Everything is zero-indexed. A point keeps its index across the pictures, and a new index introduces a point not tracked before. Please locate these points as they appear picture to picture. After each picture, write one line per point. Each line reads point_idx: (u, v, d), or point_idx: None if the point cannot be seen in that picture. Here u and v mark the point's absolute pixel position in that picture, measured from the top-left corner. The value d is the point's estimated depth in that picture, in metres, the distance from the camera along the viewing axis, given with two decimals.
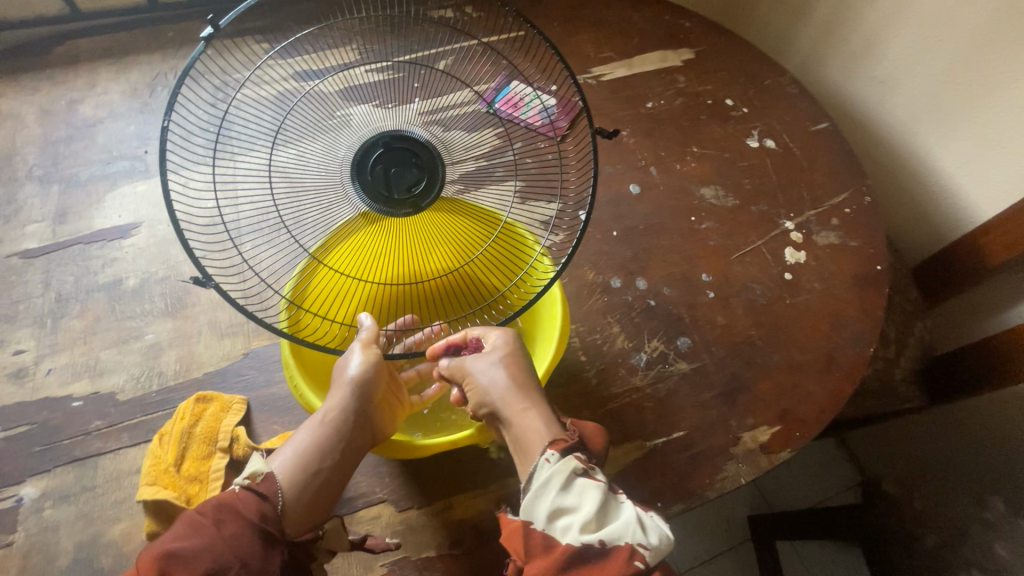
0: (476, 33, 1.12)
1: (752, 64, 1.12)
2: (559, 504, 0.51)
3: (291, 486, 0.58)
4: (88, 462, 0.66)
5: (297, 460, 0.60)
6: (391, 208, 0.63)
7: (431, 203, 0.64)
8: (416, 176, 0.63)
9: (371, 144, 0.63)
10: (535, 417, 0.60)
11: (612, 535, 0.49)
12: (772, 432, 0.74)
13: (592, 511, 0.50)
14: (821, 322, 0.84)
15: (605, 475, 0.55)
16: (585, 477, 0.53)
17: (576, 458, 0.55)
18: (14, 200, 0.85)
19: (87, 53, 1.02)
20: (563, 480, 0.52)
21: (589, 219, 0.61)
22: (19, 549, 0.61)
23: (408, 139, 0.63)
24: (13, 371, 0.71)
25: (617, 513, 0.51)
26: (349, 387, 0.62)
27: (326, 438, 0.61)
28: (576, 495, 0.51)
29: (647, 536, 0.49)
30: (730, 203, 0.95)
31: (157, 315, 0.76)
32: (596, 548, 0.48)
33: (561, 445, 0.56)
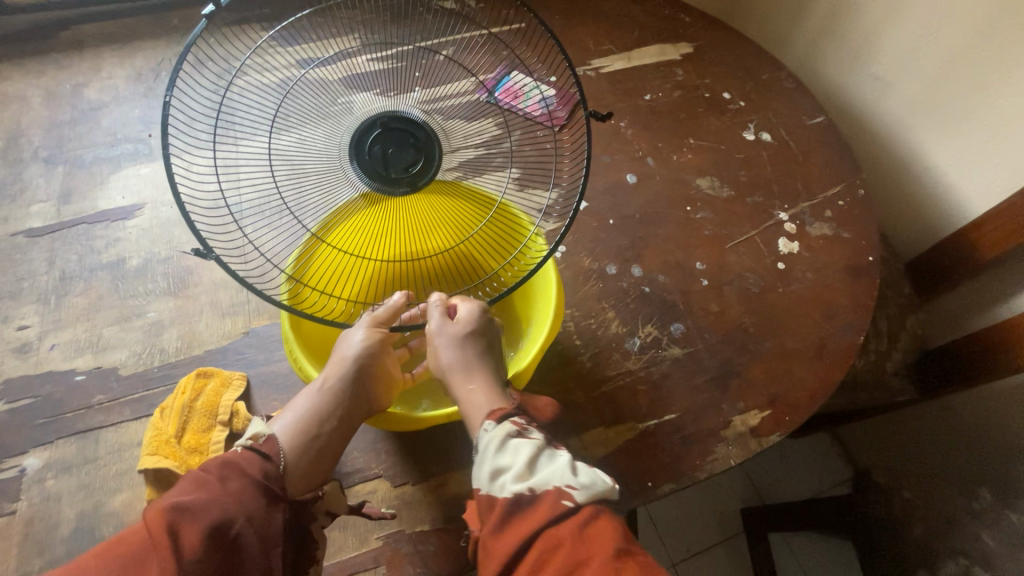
0: (477, 24, 1.13)
1: (750, 59, 1.13)
2: (496, 463, 0.55)
3: (294, 448, 0.60)
4: (90, 435, 0.67)
5: (298, 424, 0.61)
6: (389, 188, 0.64)
7: (428, 182, 0.65)
8: (414, 158, 0.64)
9: (368, 126, 0.63)
10: (479, 392, 0.63)
11: (540, 482, 0.52)
12: (762, 417, 0.76)
13: (523, 465, 0.54)
14: (813, 310, 0.85)
15: (542, 434, 0.58)
16: (519, 438, 0.56)
17: (512, 423, 0.58)
18: (19, 180, 0.86)
19: (93, 38, 1.03)
20: (497, 442, 0.56)
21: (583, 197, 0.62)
22: (23, 516, 0.62)
23: (405, 120, 0.64)
24: (18, 345, 0.73)
25: (550, 464, 0.54)
26: (353, 357, 0.64)
27: (328, 407, 0.63)
28: (509, 453, 0.55)
29: (576, 479, 0.52)
30: (726, 193, 0.97)
31: (159, 293, 0.78)
32: (525, 496, 0.52)
33: (500, 413, 0.59)
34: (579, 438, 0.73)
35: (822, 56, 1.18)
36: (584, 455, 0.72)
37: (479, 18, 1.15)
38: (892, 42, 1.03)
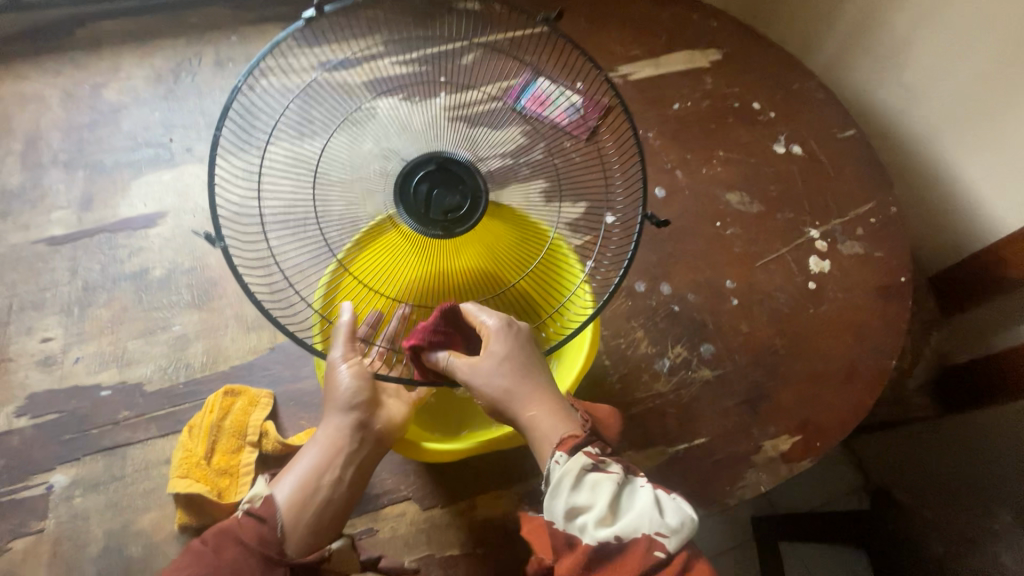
0: (500, 27, 1.10)
1: (778, 67, 1.10)
2: (573, 503, 0.51)
3: (295, 506, 0.58)
4: (117, 452, 0.66)
5: (298, 480, 0.60)
6: (423, 227, 0.66)
7: (463, 232, 0.67)
8: (457, 206, 0.67)
9: (422, 163, 0.67)
10: (541, 416, 0.58)
11: (629, 528, 0.50)
12: (793, 441, 0.75)
13: (606, 508, 0.51)
14: (844, 332, 0.84)
15: (619, 464, 0.54)
16: (597, 473, 0.53)
17: (585, 454, 0.54)
18: (39, 185, 0.85)
19: (109, 36, 1.00)
20: (574, 479, 0.52)
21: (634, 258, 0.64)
22: (50, 535, 0.62)
23: (459, 167, 0.67)
24: (41, 358, 0.72)
25: (634, 502, 0.52)
26: (338, 402, 0.61)
27: (328, 455, 0.61)
28: (588, 492, 0.52)
29: (667, 522, 0.50)
30: (755, 209, 0.95)
31: (183, 306, 0.76)
32: (612, 543, 0.50)
33: (570, 444, 0.55)
34: None
35: (847, 66, 1.16)
36: None
37: (502, 21, 1.11)
38: (922, 53, 1.00)
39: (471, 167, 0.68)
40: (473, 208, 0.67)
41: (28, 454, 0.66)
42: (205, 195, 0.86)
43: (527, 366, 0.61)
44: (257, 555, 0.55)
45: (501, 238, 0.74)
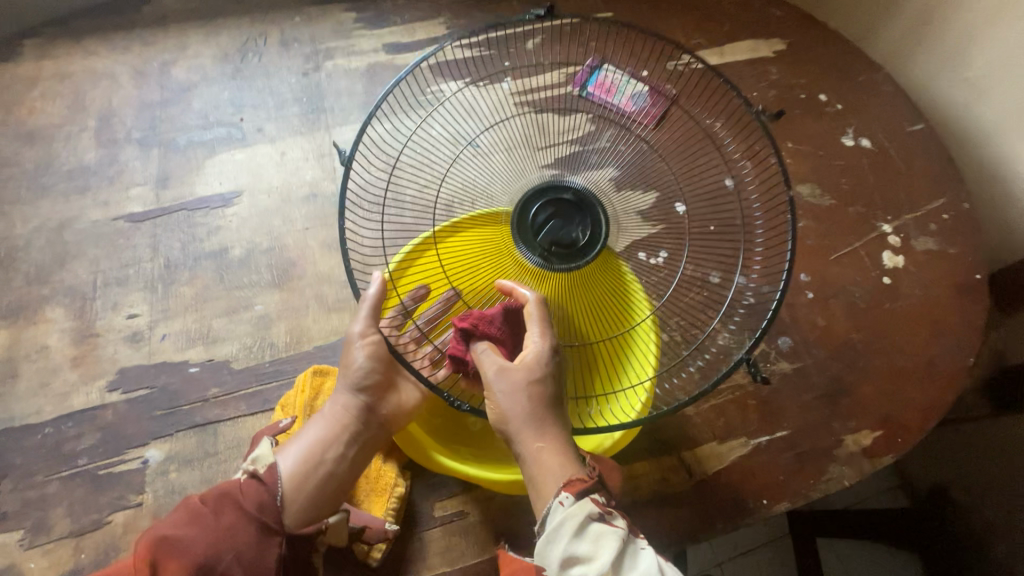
0: (562, 12, 1.09)
1: (846, 57, 1.07)
2: (571, 553, 0.48)
3: (294, 477, 0.59)
4: (209, 428, 0.67)
5: (302, 452, 0.60)
6: (528, 250, 0.66)
7: (562, 270, 0.65)
8: (568, 241, 0.65)
9: (548, 192, 0.67)
10: (545, 454, 0.54)
11: None
12: (875, 436, 0.75)
13: (609, 565, 0.46)
14: (921, 329, 0.83)
15: (626, 522, 0.50)
16: (603, 525, 0.49)
17: (594, 501, 0.51)
18: (116, 162, 0.84)
19: (175, 13, 1.00)
20: (574, 526, 0.49)
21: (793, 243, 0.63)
22: (150, 509, 0.62)
23: (594, 215, 0.66)
24: (130, 334, 0.71)
25: (636, 566, 0.47)
26: (349, 379, 0.62)
27: (334, 429, 0.62)
28: (589, 544, 0.48)
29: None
30: (827, 202, 0.94)
31: (264, 286, 0.76)
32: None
33: (576, 487, 0.52)
34: (692, 452, 0.73)
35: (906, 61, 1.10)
36: (698, 469, 0.72)
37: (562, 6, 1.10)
38: (990, 49, 0.96)
39: (603, 220, 0.66)
40: (586, 250, 0.66)
41: (121, 429, 0.66)
42: (278, 175, 0.85)
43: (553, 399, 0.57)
44: (252, 521, 0.55)
45: (600, 282, 0.68)
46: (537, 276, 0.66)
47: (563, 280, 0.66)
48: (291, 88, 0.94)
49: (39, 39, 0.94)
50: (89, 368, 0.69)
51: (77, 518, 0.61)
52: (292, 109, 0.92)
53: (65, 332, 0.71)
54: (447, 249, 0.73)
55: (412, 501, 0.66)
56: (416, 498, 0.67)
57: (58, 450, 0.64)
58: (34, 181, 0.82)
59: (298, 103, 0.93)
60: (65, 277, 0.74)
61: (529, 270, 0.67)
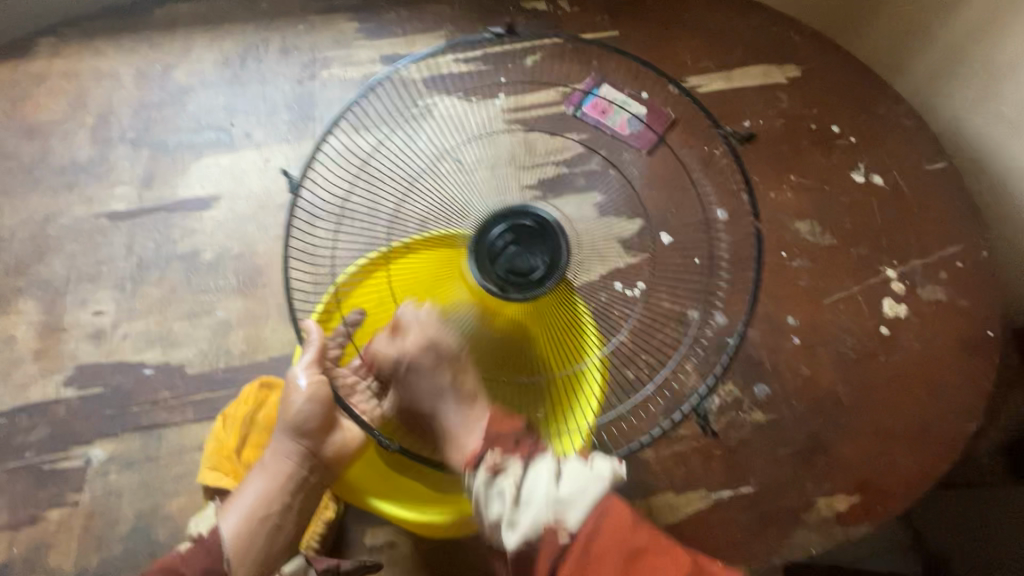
0: (566, 30, 1.06)
1: (866, 87, 1.00)
2: (492, 516, 0.55)
3: (238, 538, 0.58)
4: (153, 432, 0.68)
5: (245, 511, 0.59)
6: (482, 276, 0.59)
7: (516, 303, 0.59)
8: (525, 270, 0.59)
9: (510, 216, 0.61)
10: (461, 439, 0.64)
11: (552, 496, 0.53)
12: (850, 502, 0.70)
13: (518, 511, 0.54)
14: (917, 387, 0.76)
15: (517, 458, 0.57)
16: (501, 477, 0.56)
17: (487, 464, 0.57)
18: (106, 160, 0.87)
19: (186, 17, 1.01)
20: (489, 484, 0.56)
21: (758, 285, 0.59)
22: (84, 508, 0.65)
23: (553, 242, 0.59)
24: (92, 331, 0.74)
25: (534, 490, 0.54)
26: (286, 427, 0.60)
27: (276, 481, 0.60)
28: (498, 501, 0.55)
29: (561, 492, 0.53)
30: (827, 241, 0.88)
31: (229, 291, 0.77)
32: (526, 548, 0.53)
33: (475, 458, 0.59)
34: (644, 500, 0.71)
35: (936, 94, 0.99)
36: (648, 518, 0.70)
37: (568, 23, 1.07)
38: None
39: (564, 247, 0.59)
40: (543, 283, 0.59)
41: (70, 425, 0.69)
42: (259, 181, 0.86)
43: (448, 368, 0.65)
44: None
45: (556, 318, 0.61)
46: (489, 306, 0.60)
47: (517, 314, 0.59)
48: (284, 96, 0.94)
49: (52, 37, 0.97)
50: (49, 362, 0.72)
51: (15, 510, 0.65)
52: (283, 117, 0.93)
53: (33, 324, 0.74)
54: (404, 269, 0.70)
55: (344, 526, 0.67)
56: (348, 522, 0.67)
57: (9, 441, 0.68)
58: (29, 175, 0.85)
59: (289, 111, 0.93)
60: (42, 270, 0.78)
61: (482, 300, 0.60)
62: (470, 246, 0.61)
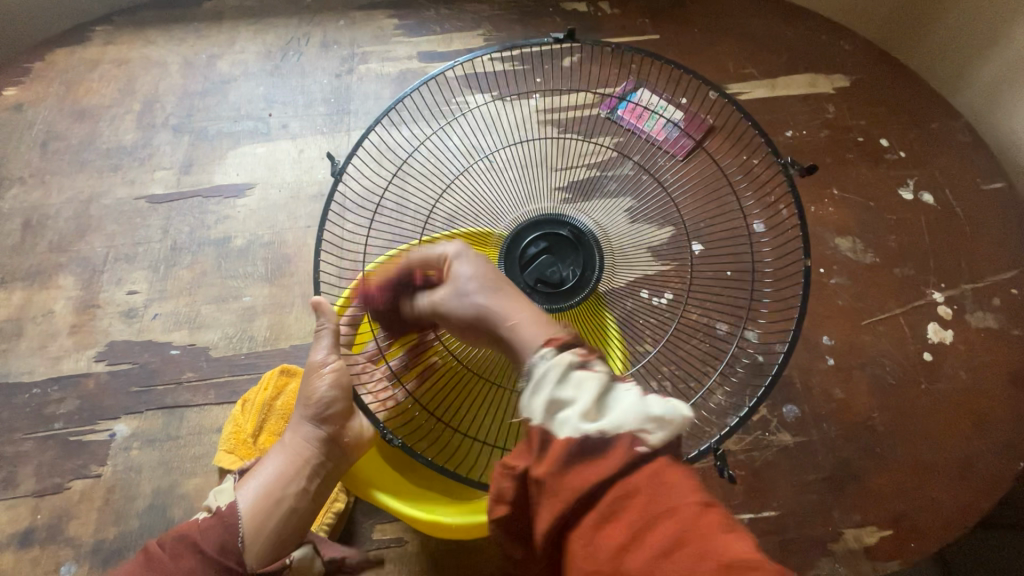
0: (605, 31, 1.03)
1: (919, 101, 0.95)
2: (555, 397, 0.43)
3: (256, 515, 0.57)
4: (176, 412, 0.70)
5: (262, 489, 0.58)
6: (512, 282, 0.66)
7: (542, 307, 0.64)
8: (554, 280, 0.65)
9: (545, 226, 0.67)
10: (522, 321, 0.52)
11: (612, 423, 0.40)
12: (881, 536, 0.66)
13: (591, 403, 0.42)
14: (961, 419, 0.72)
15: (608, 365, 0.45)
16: (584, 370, 0.44)
17: (576, 352, 0.46)
18: (149, 145, 0.90)
19: (231, 10, 1.03)
20: (557, 372, 0.44)
21: (810, 301, 0.57)
22: (106, 482, 0.66)
23: (586, 255, 0.66)
24: (125, 310, 0.76)
25: (622, 399, 0.42)
26: (307, 410, 0.60)
27: (294, 463, 0.60)
28: (573, 387, 0.43)
29: (652, 410, 0.40)
30: (869, 259, 0.83)
31: (257, 278, 0.78)
32: (597, 440, 0.39)
33: (558, 340, 0.48)
34: None
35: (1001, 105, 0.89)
36: None
37: (607, 24, 1.04)
38: None
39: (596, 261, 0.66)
40: (571, 293, 0.64)
41: (99, 399, 0.71)
42: (292, 172, 0.87)
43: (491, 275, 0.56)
44: (212, 564, 0.54)
45: (583, 327, 0.65)
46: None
47: (544, 320, 0.65)
48: (321, 89, 0.96)
49: (109, 26, 1.01)
50: (84, 336, 0.74)
51: (41, 479, 0.67)
52: (318, 110, 0.94)
53: (71, 299, 0.77)
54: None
55: (353, 519, 0.67)
56: (357, 516, 0.67)
57: (40, 411, 0.70)
58: (77, 156, 0.89)
59: (325, 104, 0.94)
60: (83, 248, 0.81)
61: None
62: (505, 253, 0.67)
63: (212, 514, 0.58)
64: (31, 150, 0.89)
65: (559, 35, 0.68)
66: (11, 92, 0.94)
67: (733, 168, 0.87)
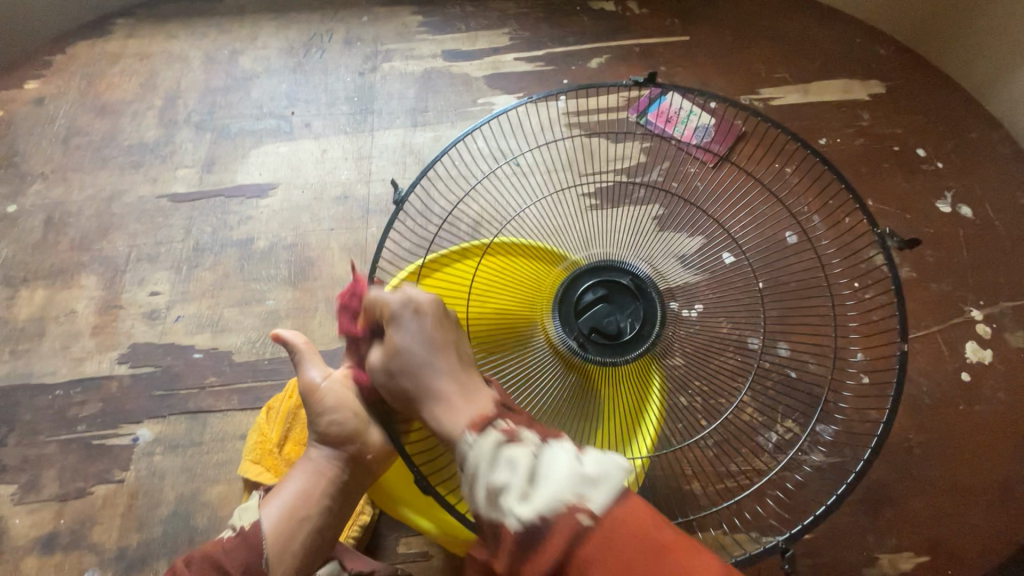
0: (634, 32, 1.01)
1: (958, 111, 0.93)
2: (492, 485, 0.43)
3: (279, 536, 0.56)
4: (199, 417, 0.69)
5: (285, 508, 0.57)
6: (564, 330, 0.62)
7: (592, 361, 0.60)
8: (612, 331, 0.61)
9: (604, 272, 0.63)
10: (452, 398, 0.50)
11: (548, 502, 0.40)
12: (917, 561, 0.65)
13: (525, 479, 0.42)
14: (1000, 442, 0.70)
15: (535, 431, 0.46)
16: (512, 446, 0.44)
17: (501, 428, 0.46)
18: (171, 142, 0.89)
19: (254, 5, 1.01)
20: (488, 455, 0.44)
21: (900, 393, 0.50)
22: (129, 487, 0.66)
23: (647, 309, 0.62)
24: (148, 311, 0.75)
25: (553, 466, 0.43)
26: (323, 430, 0.59)
27: (315, 483, 0.59)
28: (506, 469, 0.43)
29: (583, 470, 0.42)
30: (905, 274, 0.81)
31: (280, 281, 0.77)
32: (536, 524, 0.40)
33: (481, 421, 0.47)
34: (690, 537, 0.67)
35: None
36: None
37: (637, 24, 1.02)
38: None
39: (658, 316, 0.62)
40: (628, 347, 0.61)
41: (121, 403, 0.70)
42: (315, 172, 0.86)
43: (443, 338, 0.53)
44: None
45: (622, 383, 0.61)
46: (565, 358, 0.61)
47: (594, 373, 0.61)
48: (345, 87, 0.94)
49: (131, 20, 0.99)
50: (106, 338, 0.74)
51: (64, 483, 0.66)
52: (342, 109, 0.92)
53: (93, 299, 0.76)
54: (484, 277, 0.69)
55: (378, 532, 0.67)
56: (382, 527, 0.67)
57: (63, 414, 0.69)
58: (99, 152, 0.88)
59: (349, 103, 0.92)
60: (105, 247, 0.80)
61: (558, 350, 0.61)
62: (560, 294, 0.63)
63: (236, 535, 0.56)
64: (52, 146, 0.88)
65: (641, 78, 0.62)
66: (32, 86, 0.93)
67: (770, 174, 0.85)
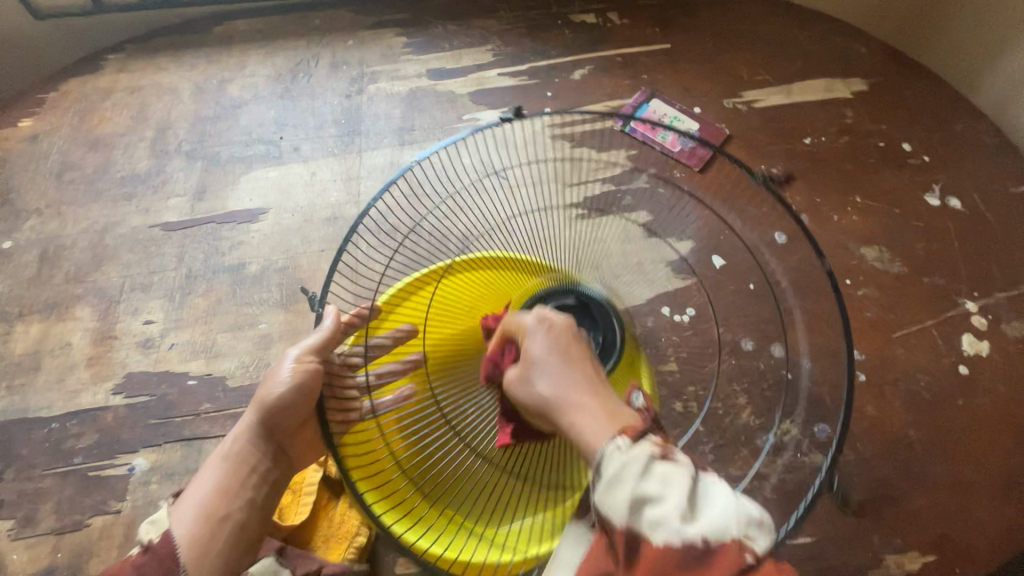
0: (616, 43, 1.02)
1: (941, 104, 0.93)
2: (638, 492, 0.40)
3: (194, 537, 0.56)
4: (195, 444, 0.69)
5: (201, 508, 0.58)
6: None
7: None
8: None
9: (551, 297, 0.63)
10: None
11: (715, 533, 0.39)
12: (924, 561, 0.64)
13: (683, 502, 0.40)
14: (1002, 436, 0.69)
15: (687, 455, 0.43)
16: (667, 463, 0.41)
17: (653, 443, 0.43)
18: (163, 172, 0.90)
19: (241, 34, 1.03)
20: (641, 466, 0.41)
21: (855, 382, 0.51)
22: (125, 518, 0.66)
23: (601, 315, 0.62)
24: (142, 339, 0.76)
25: (714, 496, 0.41)
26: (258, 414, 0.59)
27: (235, 475, 0.59)
28: (659, 483, 0.40)
29: (747, 510, 0.41)
30: (897, 269, 0.81)
31: (272, 304, 0.78)
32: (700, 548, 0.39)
33: (631, 429, 0.44)
34: None
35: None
36: None
37: (618, 35, 1.03)
38: None
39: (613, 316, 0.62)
40: (599, 358, 0.60)
41: (117, 433, 0.70)
42: (305, 195, 0.87)
43: None
44: None
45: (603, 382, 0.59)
46: None
47: None
48: (332, 109, 0.95)
49: (121, 54, 1.01)
50: (101, 368, 0.74)
51: (61, 516, 0.66)
52: (329, 132, 0.93)
53: (88, 331, 0.77)
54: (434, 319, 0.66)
55: (376, 551, 0.67)
56: (379, 548, 0.67)
57: (59, 446, 0.70)
58: (92, 185, 0.89)
59: (337, 125, 0.94)
60: (99, 278, 0.81)
61: None
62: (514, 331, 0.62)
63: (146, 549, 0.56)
64: (47, 181, 0.90)
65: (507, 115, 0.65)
66: (26, 123, 0.95)
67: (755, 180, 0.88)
